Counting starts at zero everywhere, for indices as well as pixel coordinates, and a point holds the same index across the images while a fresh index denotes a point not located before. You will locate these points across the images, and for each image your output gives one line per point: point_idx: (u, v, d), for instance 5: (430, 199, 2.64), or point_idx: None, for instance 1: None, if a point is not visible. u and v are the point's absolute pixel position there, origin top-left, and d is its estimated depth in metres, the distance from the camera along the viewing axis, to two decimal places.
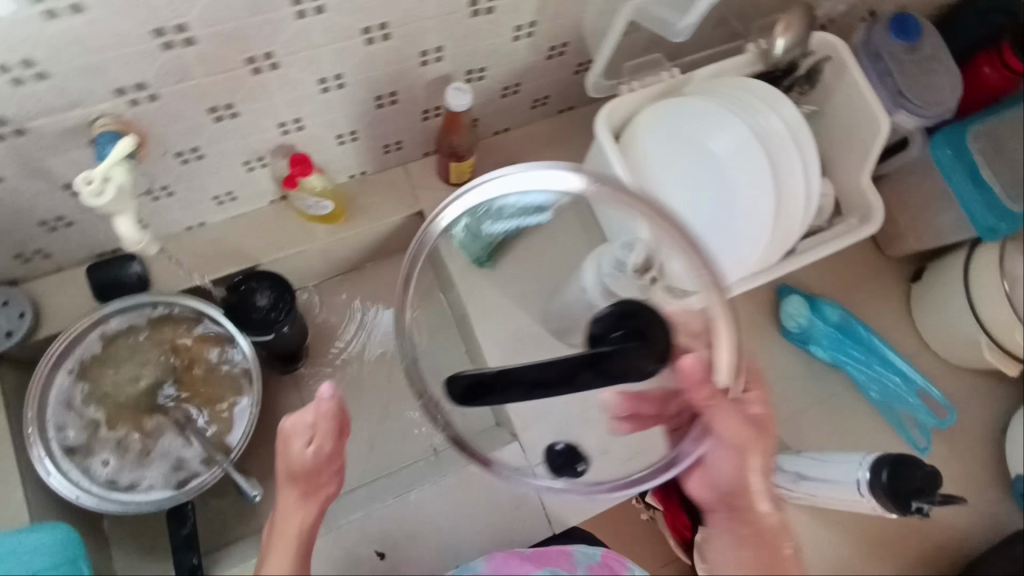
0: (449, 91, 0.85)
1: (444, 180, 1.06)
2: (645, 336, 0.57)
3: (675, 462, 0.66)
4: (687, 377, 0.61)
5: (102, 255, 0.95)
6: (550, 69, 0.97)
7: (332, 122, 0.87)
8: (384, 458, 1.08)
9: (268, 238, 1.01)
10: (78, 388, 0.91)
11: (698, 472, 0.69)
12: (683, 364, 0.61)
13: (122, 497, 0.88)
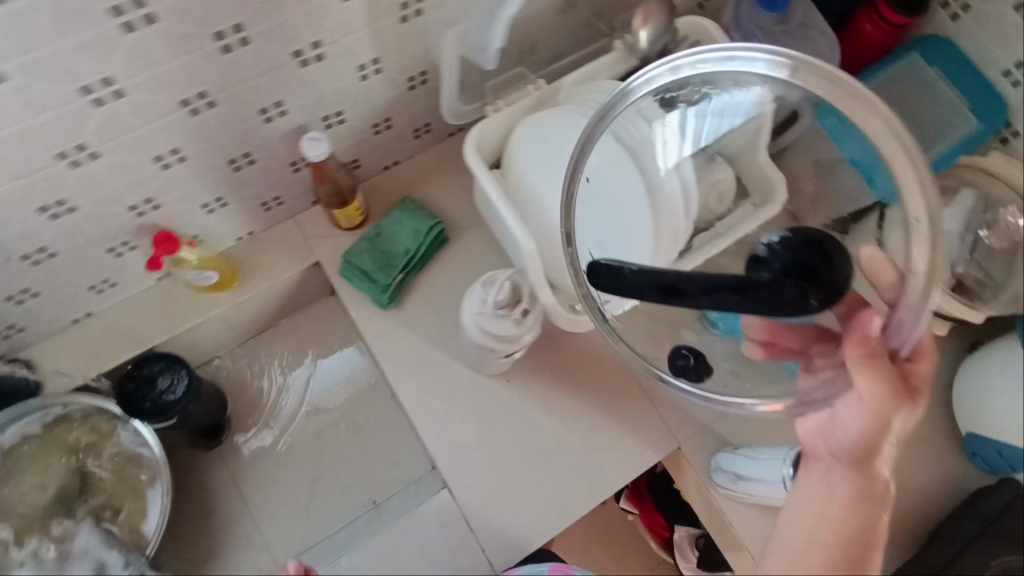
0: (303, 142, 0.82)
1: (337, 225, 1.03)
2: (814, 271, 0.57)
3: (803, 405, 0.67)
4: (856, 333, 0.62)
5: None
6: (418, 98, 0.93)
7: (191, 194, 0.83)
8: (326, 517, 1.06)
9: (161, 317, 0.97)
10: None
11: (820, 421, 0.68)
12: (860, 321, 0.61)
13: None
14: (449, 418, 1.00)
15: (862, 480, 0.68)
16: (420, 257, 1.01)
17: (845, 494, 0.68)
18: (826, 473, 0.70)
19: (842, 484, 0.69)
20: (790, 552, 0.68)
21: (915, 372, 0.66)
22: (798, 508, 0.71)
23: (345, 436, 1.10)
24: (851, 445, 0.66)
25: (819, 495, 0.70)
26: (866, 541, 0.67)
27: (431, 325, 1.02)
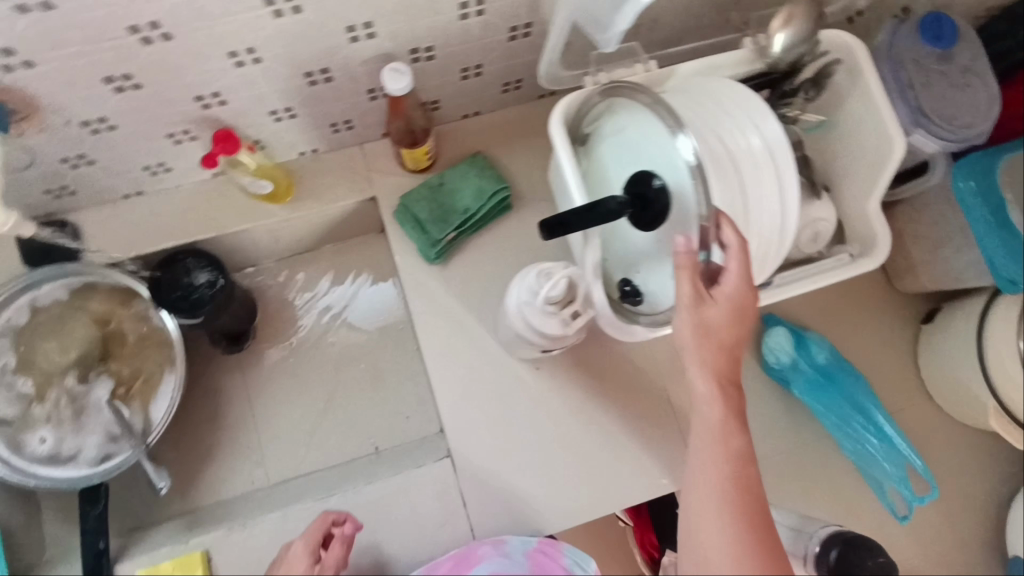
0: (385, 72, 0.76)
1: (402, 165, 0.98)
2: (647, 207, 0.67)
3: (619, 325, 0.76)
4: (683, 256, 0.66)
5: (39, 217, 0.91)
6: (515, 52, 0.86)
7: (259, 97, 0.79)
8: (324, 451, 1.04)
9: (211, 213, 0.95)
10: (7, 354, 0.88)
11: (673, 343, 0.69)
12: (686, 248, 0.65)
13: (23, 463, 0.83)
14: (467, 391, 0.94)
15: (720, 381, 0.68)
16: (478, 220, 0.95)
17: (713, 404, 0.67)
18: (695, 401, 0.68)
19: (704, 395, 0.68)
20: (703, 483, 0.65)
21: (731, 262, 0.67)
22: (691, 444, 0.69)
23: (362, 375, 1.08)
24: (697, 350, 0.68)
25: (700, 424, 0.68)
26: (743, 440, 0.67)
27: (471, 290, 0.97)
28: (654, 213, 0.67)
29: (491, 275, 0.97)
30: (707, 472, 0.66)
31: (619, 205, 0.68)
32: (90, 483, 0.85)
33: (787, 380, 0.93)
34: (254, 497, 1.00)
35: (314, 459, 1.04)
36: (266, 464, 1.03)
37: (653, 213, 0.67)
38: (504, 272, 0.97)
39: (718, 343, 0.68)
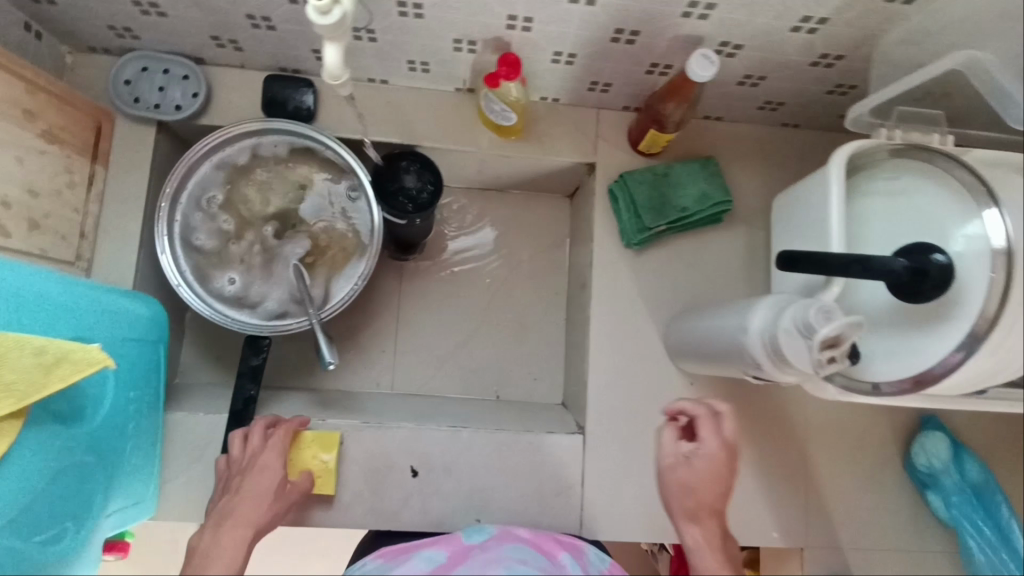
0: (695, 56, 0.74)
1: (632, 144, 0.97)
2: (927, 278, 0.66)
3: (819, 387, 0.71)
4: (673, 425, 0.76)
5: (283, 70, 0.93)
6: (804, 77, 0.84)
7: (558, 36, 0.78)
8: (450, 380, 1.08)
9: (440, 126, 0.97)
10: (218, 190, 0.92)
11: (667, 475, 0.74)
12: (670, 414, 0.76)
13: (208, 297, 0.88)
14: (617, 378, 0.95)
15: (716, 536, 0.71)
16: (689, 222, 0.94)
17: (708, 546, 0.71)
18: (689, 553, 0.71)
19: (698, 535, 0.72)
20: None
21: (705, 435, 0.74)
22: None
23: (505, 324, 1.10)
24: (698, 501, 0.73)
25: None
26: None
27: (654, 286, 0.97)
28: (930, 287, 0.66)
29: (677, 277, 0.97)
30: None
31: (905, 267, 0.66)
32: (257, 335, 0.88)
33: (927, 485, 0.93)
34: (376, 399, 1.03)
35: (439, 383, 1.07)
36: (395, 371, 1.07)
37: (926, 292, 0.66)
38: (690, 279, 0.97)
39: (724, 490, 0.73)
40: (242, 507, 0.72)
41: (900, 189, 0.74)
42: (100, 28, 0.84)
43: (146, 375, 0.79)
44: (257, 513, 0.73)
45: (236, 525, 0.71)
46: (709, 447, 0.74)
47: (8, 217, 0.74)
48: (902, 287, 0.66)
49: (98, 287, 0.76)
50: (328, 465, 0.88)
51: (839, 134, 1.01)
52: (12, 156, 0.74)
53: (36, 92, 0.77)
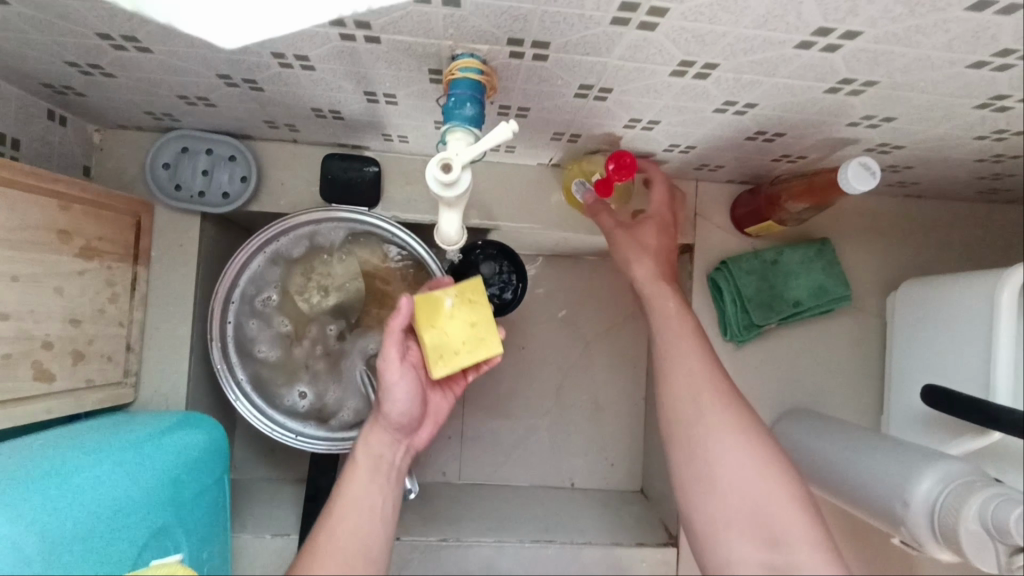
0: (851, 164, 0.62)
1: (737, 222, 0.86)
2: None
3: None
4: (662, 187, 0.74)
5: (343, 146, 0.82)
6: (958, 168, 0.72)
7: (682, 134, 0.66)
8: (522, 466, 1.00)
9: (518, 204, 0.85)
10: (272, 288, 0.82)
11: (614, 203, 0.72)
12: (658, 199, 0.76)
13: (271, 411, 0.81)
14: None
15: (690, 331, 0.61)
16: (801, 316, 0.84)
17: (684, 325, 0.61)
18: (658, 359, 0.60)
19: (686, 343, 0.60)
20: (733, 464, 0.52)
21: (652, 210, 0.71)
22: (660, 382, 0.59)
23: (580, 404, 1.01)
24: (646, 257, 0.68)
25: (677, 389, 0.57)
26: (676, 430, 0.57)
27: (758, 383, 0.87)
28: None
29: (783, 373, 0.87)
30: (747, 474, 0.52)
31: None
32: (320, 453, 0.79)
33: None
34: (445, 495, 0.94)
35: (509, 470, 1.00)
36: (463, 459, 0.99)
37: None
38: (798, 375, 0.87)
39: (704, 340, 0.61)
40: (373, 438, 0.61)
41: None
42: (135, 112, 0.72)
43: (200, 528, 0.70)
44: (387, 428, 0.62)
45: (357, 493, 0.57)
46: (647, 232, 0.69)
47: (50, 357, 0.64)
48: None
49: (140, 433, 0.66)
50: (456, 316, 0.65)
51: (970, 207, 0.89)
52: (49, 288, 0.63)
53: (70, 205, 0.66)
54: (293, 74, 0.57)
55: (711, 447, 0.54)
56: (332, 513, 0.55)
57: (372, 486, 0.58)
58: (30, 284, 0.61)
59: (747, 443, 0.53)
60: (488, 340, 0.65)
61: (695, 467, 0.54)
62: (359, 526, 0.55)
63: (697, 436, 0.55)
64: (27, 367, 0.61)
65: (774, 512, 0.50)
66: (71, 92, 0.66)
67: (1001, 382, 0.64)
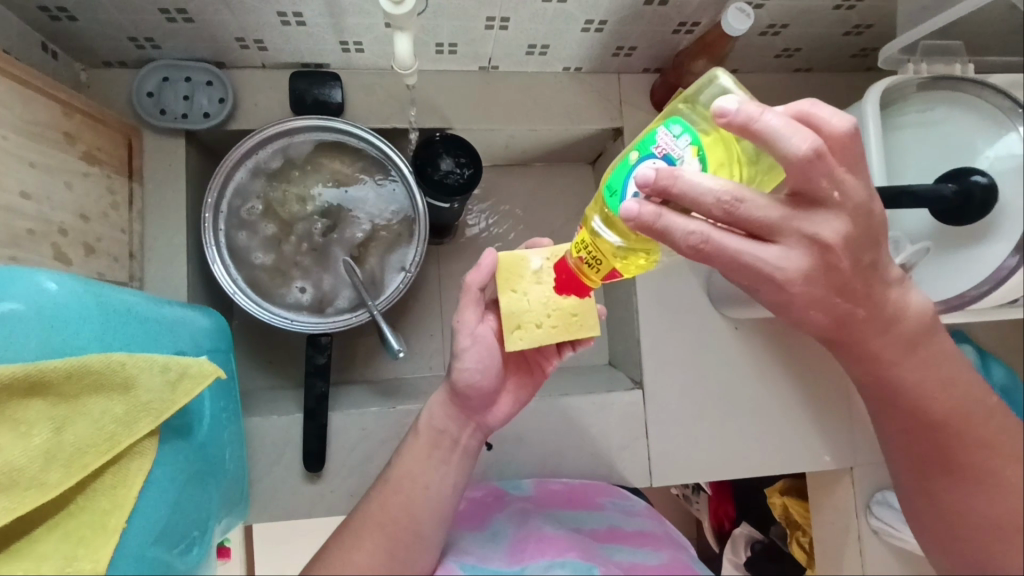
0: (731, 10, 0.76)
1: (656, 104, 0.99)
2: (968, 202, 0.71)
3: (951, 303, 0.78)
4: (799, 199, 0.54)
5: (306, 66, 0.92)
6: (825, 22, 0.87)
7: (592, 5, 0.79)
8: None
9: (466, 106, 0.97)
10: (256, 198, 0.91)
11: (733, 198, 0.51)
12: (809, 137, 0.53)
13: (266, 304, 0.89)
14: (669, 333, 0.98)
15: (916, 358, 0.67)
16: None
17: (890, 350, 0.66)
18: (895, 409, 0.71)
19: (912, 392, 0.69)
20: (1001, 489, 0.69)
21: (813, 220, 0.54)
22: (894, 426, 0.73)
23: None
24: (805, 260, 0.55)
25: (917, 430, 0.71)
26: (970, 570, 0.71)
27: None
28: (978, 203, 0.70)
29: None
30: (1013, 515, 0.68)
31: (953, 189, 0.70)
32: (317, 334, 0.87)
33: None
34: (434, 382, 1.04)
35: None
36: (445, 353, 1.08)
37: (971, 212, 0.71)
38: None
39: (925, 358, 0.68)
40: (433, 414, 0.74)
41: (931, 120, 0.79)
42: (120, 41, 0.82)
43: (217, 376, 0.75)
44: (450, 408, 0.74)
45: (401, 485, 0.71)
46: (790, 264, 0.55)
47: (65, 243, 0.73)
48: (953, 210, 0.71)
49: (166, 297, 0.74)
50: (545, 293, 0.67)
51: (849, 74, 1.04)
52: (59, 182, 0.72)
53: (70, 113, 0.75)
54: None
55: (981, 512, 0.69)
56: (392, 479, 0.72)
57: (425, 465, 0.73)
58: (44, 172, 0.70)
59: (997, 457, 0.69)
60: (580, 320, 0.67)
61: (928, 499, 0.72)
62: (411, 498, 0.70)
63: (958, 520, 0.70)
64: (46, 246, 0.70)
65: (1013, 497, 0.69)
66: (64, 15, 0.75)
67: (874, 162, 0.78)
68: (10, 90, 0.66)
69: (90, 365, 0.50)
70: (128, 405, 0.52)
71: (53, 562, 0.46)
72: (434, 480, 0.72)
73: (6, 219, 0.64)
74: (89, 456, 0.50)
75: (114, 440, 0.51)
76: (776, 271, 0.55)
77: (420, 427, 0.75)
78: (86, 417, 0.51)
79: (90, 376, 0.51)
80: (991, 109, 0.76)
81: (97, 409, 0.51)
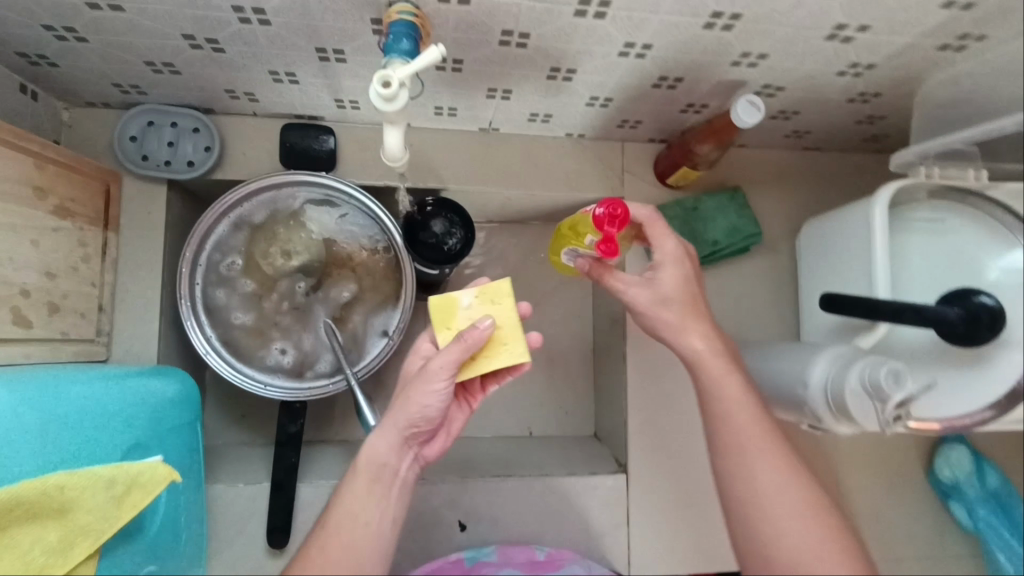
0: (741, 102, 0.73)
1: (659, 176, 0.96)
2: (977, 328, 0.67)
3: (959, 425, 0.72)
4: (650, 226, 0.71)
5: (299, 117, 0.89)
6: (838, 111, 0.85)
7: (598, 84, 0.76)
8: (481, 418, 1.06)
9: (463, 167, 0.93)
10: (237, 253, 0.88)
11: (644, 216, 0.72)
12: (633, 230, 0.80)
13: (240, 365, 0.86)
14: (657, 415, 0.94)
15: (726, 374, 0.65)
16: (719, 255, 0.94)
17: (714, 358, 0.66)
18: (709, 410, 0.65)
19: (732, 395, 0.64)
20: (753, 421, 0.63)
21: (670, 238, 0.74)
22: (712, 437, 0.64)
23: (535, 359, 1.08)
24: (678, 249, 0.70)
25: (730, 441, 0.62)
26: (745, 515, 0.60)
27: None
28: (988, 329, 0.67)
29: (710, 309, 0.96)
30: (802, 534, 0.57)
31: (960, 314, 0.67)
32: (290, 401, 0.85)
33: (950, 495, 0.94)
34: None
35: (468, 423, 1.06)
36: None
37: (980, 336, 0.67)
38: (724, 311, 0.97)
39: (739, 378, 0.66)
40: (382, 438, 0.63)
41: (939, 229, 0.76)
42: (103, 85, 0.78)
43: (179, 457, 0.74)
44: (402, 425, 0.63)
45: (343, 525, 0.61)
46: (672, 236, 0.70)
47: (27, 305, 0.69)
48: (957, 335, 0.67)
49: (121, 371, 0.70)
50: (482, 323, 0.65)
51: (860, 156, 1.01)
52: (26, 241, 0.68)
53: (44, 167, 0.71)
54: (252, 32, 0.65)
55: (776, 529, 0.58)
56: (331, 527, 0.61)
57: (366, 500, 0.62)
58: (8, 233, 0.66)
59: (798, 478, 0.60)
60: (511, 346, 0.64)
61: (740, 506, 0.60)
62: (353, 535, 0.60)
63: (757, 508, 0.59)
64: (6, 311, 0.66)
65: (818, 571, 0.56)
66: (44, 62, 0.72)
67: (877, 269, 0.76)
68: None
69: (22, 494, 0.47)
70: (63, 531, 0.51)
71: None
72: (381, 520, 0.62)
73: None
74: None
75: (46, 568, 0.50)
76: (665, 236, 0.69)
77: (374, 465, 0.63)
78: (14, 549, 0.48)
79: (21, 508, 0.47)
80: (996, 223, 0.73)
81: (26, 540, 0.49)
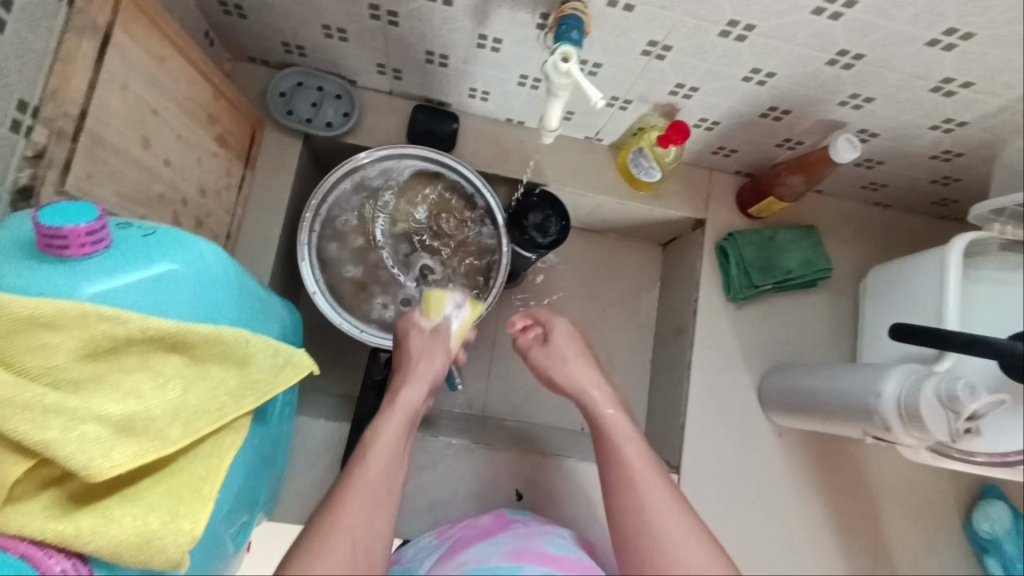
0: (840, 139, 0.81)
1: (742, 206, 1.04)
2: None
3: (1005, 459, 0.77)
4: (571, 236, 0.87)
5: (429, 101, 0.98)
6: (917, 167, 0.93)
7: (712, 105, 0.84)
8: (537, 408, 1.10)
9: (565, 168, 1.01)
10: (353, 210, 0.95)
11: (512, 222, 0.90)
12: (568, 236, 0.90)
13: (342, 309, 0.92)
14: (713, 424, 0.99)
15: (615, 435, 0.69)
16: (789, 283, 1.01)
17: (622, 421, 0.71)
18: (621, 488, 0.63)
19: (645, 467, 0.64)
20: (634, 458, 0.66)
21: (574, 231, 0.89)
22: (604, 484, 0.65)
23: (594, 360, 1.14)
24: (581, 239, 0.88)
25: (631, 497, 0.62)
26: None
27: (751, 338, 1.02)
28: None
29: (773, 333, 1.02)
30: None
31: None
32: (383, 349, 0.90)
33: (988, 549, 0.98)
34: (470, 418, 1.04)
35: (526, 411, 1.10)
36: (487, 394, 1.09)
37: None
38: (785, 336, 1.03)
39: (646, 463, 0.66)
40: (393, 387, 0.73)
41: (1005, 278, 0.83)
42: (272, 43, 0.88)
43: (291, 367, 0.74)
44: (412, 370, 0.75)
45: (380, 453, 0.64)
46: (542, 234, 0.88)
47: (182, 213, 0.76)
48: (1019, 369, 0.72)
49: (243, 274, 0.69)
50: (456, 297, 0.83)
51: (926, 219, 1.09)
52: (194, 157, 0.77)
53: (218, 97, 0.80)
54: (432, 10, 0.75)
55: None
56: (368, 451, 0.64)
57: (399, 431, 0.67)
58: (185, 145, 0.74)
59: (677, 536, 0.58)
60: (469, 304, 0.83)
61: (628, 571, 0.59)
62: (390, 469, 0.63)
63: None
64: (169, 213, 0.74)
65: None
66: (236, 12, 0.82)
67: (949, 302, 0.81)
68: (181, 68, 0.71)
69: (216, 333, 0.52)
70: (241, 378, 0.55)
71: (160, 517, 0.51)
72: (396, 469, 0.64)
73: (146, 181, 0.69)
74: (203, 421, 0.52)
75: (222, 410, 0.54)
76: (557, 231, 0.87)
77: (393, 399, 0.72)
78: (203, 389, 0.53)
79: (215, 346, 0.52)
80: None
81: (215, 378, 0.53)
